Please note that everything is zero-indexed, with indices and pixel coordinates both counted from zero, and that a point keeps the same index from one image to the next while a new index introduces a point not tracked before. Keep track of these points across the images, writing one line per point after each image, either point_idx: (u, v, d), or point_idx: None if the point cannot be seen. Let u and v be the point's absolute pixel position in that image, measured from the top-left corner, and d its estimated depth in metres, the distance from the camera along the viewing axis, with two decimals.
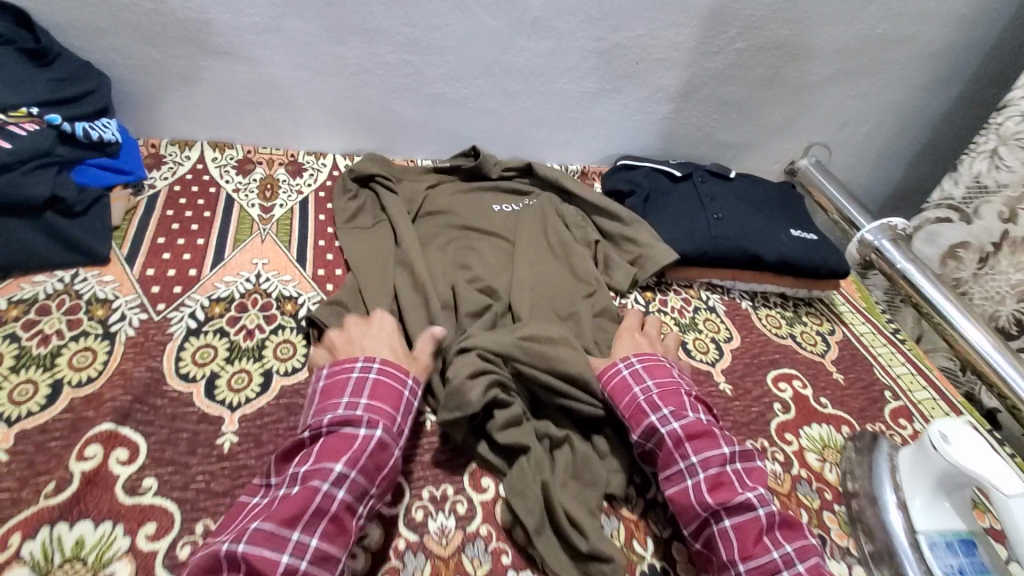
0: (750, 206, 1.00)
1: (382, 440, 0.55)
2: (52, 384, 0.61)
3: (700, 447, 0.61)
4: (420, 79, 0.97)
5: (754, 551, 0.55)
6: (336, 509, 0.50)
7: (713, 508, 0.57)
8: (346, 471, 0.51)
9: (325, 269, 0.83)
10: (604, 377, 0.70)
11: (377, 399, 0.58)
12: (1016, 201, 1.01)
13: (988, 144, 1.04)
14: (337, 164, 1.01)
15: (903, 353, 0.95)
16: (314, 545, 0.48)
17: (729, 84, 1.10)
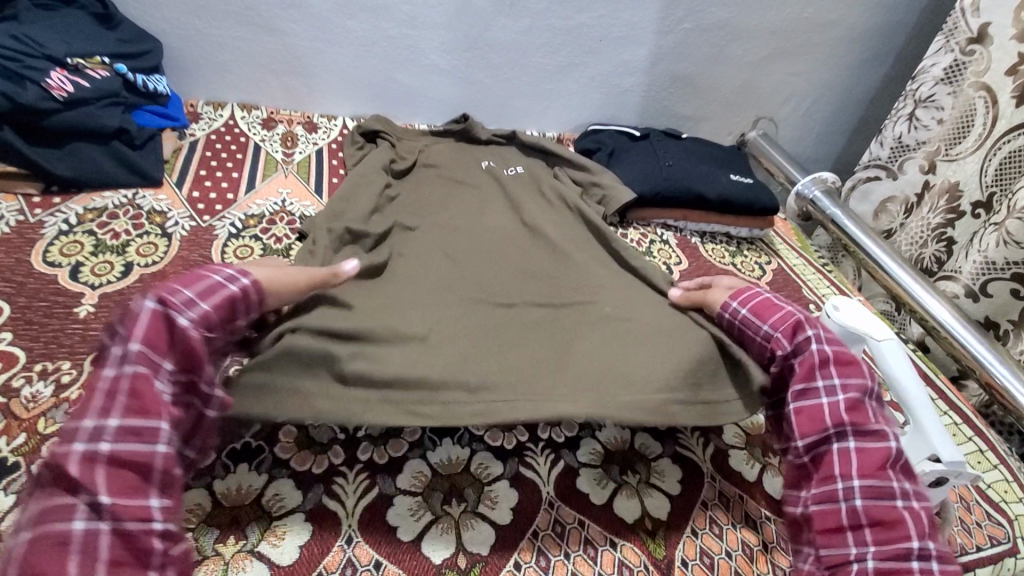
0: (697, 159, 1.18)
1: (168, 316, 0.54)
2: (124, 264, 0.76)
3: (846, 371, 0.64)
4: (418, 51, 1.15)
5: (875, 473, 0.59)
6: (145, 390, 0.52)
7: (844, 428, 0.61)
8: (129, 351, 0.52)
9: None
10: (741, 297, 0.75)
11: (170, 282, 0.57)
12: (932, 153, 1.19)
13: (907, 109, 1.23)
14: (346, 124, 1.18)
15: (828, 278, 1.11)
16: (117, 424, 0.50)
17: (682, 61, 1.29)
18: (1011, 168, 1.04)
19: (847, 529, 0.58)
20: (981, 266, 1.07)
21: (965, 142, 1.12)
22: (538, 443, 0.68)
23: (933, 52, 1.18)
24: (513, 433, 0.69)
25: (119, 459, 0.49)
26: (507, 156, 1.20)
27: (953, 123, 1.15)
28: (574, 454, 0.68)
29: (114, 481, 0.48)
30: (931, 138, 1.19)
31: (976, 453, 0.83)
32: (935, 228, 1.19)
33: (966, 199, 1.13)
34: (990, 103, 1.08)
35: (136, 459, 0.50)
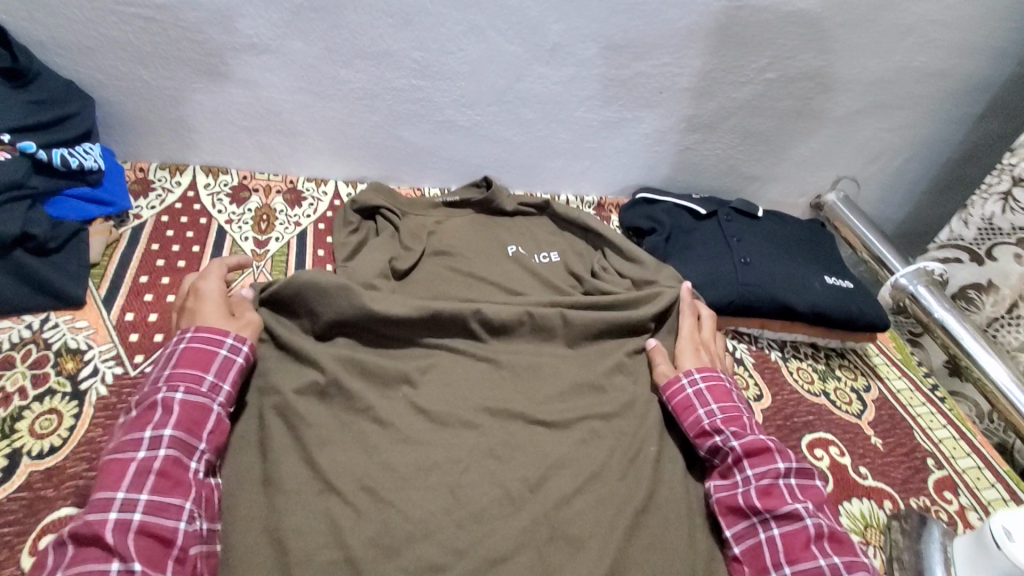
0: (778, 249, 0.93)
1: (196, 399, 0.56)
2: (8, 455, 0.54)
3: (753, 461, 0.64)
4: (430, 105, 0.90)
5: (801, 555, 0.57)
6: (179, 460, 0.53)
7: (762, 514, 0.61)
8: (160, 433, 0.53)
9: None
10: (666, 391, 0.74)
11: (185, 357, 0.59)
12: None
13: (1001, 184, 0.98)
14: (338, 193, 0.95)
15: (942, 414, 0.87)
16: (146, 498, 0.50)
17: (756, 115, 1.04)
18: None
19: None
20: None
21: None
22: None
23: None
24: None
25: (147, 530, 0.48)
26: (537, 236, 0.97)
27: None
28: None
29: (142, 551, 0.47)
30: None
31: None
32: None
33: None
34: None
35: (163, 533, 0.49)
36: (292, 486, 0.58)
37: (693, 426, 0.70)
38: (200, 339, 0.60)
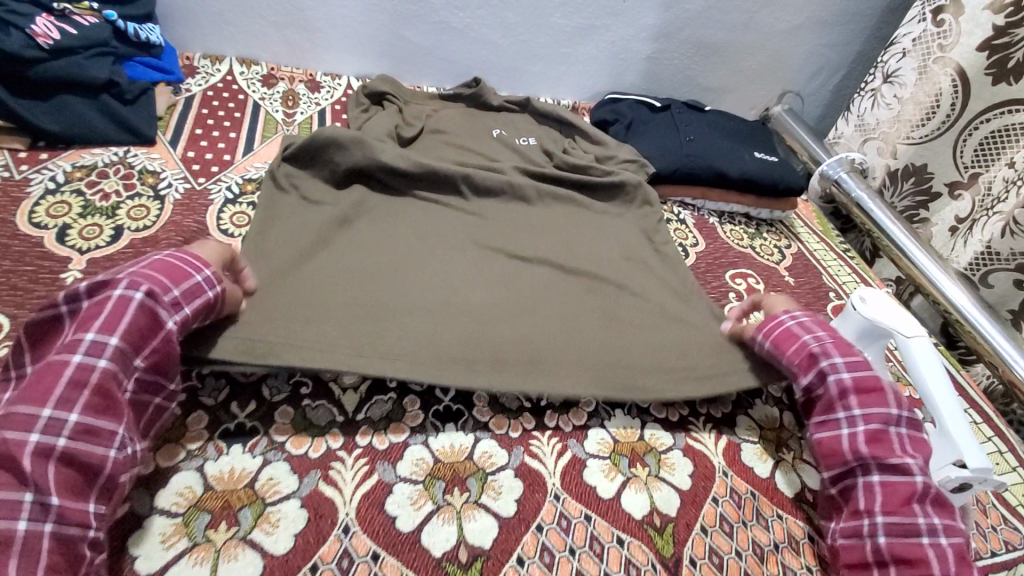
0: (718, 133, 1.12)
1: (152, 312, 0.52)
2: (114, 227, 0.72)
3: (865, 399, 0.64)
4: (427, 6, 1.08)
5: (899, 509, 0.57)
6: (114, 377, 0.49)
7: (864, 459, 0.61)
8: (101, 340, 0.48)
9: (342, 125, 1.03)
10: (764, 328, 0.73)
11: (149, 269, 0.54)
12: (891, 136, 1.19)
13: (875, 83, 1.21)
14: (351, 85, 1.13)
15: (849, 265, 1.07)
16: (75, 420, 0.46)
17: (707, 27, 1.21)
18: (990, 149, 1.03)
19: (873, 564, 0.57)
20: (981, 255, 1.04)
21: (931, 125, 1.11)
22: (544, 432, 0.66)
23: (908, 20, 1.13)
24: (520, 421, 0.66)
25: (68, 452, 0.45)
26: (519, 125, 1.15)
27: (914, 106, 1.13)
28: (582, 444, 0.66)
29: (62, 481, 0.44)
30: (892, 119, 1.18)
31: (995, 453, 0.80)
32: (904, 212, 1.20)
33: (942, 180, 1.12)
34: (959, 86, 1.05)
35: (89, 461, 0.45)
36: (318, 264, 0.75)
37: (797, 360, 0.69)
38: (174, 257, 0.56)
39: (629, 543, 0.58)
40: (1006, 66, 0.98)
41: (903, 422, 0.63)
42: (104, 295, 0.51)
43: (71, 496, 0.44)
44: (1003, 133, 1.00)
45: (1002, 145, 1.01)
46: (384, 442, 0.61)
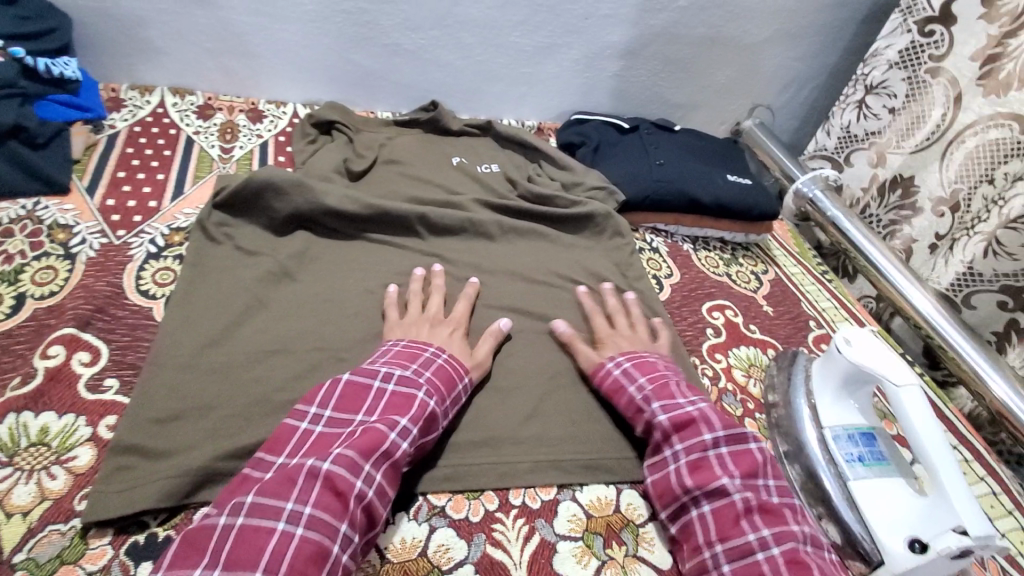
0: (690, 155, 1.07)
1: (431, 404, 0.59)
2: (14, 297, 0.64)
3: (734, 447, 0.61)
4: (376, 28, 1.01)
5: (730, 532, 0.55)
6: (392, 455, 0.54)
7: (692, 492, 0.58)
8: (409, 426, 0.56)
9: (286, 156, 0.96)
10: (597, 377, 0.71)
11: (407, 362, 0.62)
12: (882, 146, 1.15)
13: (857, 95, 1.18)
14: (297, 113, 1.05)
15: (828, 290, 1.03)
16: (309, 511, 0.48)
17: (673, 43, 1.17)
18: (979, 164, 0.99)
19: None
20: (962, 276, 1.01)
21: (920, 136, 1.08)
22: (509, 512, 0.59)
23: (888, 31, 1.09)
24: (481, 500, 0.60)
25: (327, 513, 0.48)
26: (480, 151, 1.08)
27: (906, 116, 1.10)
28: (551, 525, 0.59)
29: (319, 538, 0.47)
30: (883, 129, 1.15)
31: (989, 495, 0.76)
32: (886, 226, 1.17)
33: (927, 196, 1.09)
34: (952, 93, 1.02)
35: (314, 547, 0.46)
36: (253, 327, 0.67)
37: (630, 412, 0.67)
38: (450, 360, 0.65)
39: None
40: (997, 76, 0.95)
41: (732, 439, 0.62)
42: (404, 386, 0.59)
43: (269, 559, 0.45)
44: (992, 148, 0.97)
45: (992, 160, 0.97)
46: None
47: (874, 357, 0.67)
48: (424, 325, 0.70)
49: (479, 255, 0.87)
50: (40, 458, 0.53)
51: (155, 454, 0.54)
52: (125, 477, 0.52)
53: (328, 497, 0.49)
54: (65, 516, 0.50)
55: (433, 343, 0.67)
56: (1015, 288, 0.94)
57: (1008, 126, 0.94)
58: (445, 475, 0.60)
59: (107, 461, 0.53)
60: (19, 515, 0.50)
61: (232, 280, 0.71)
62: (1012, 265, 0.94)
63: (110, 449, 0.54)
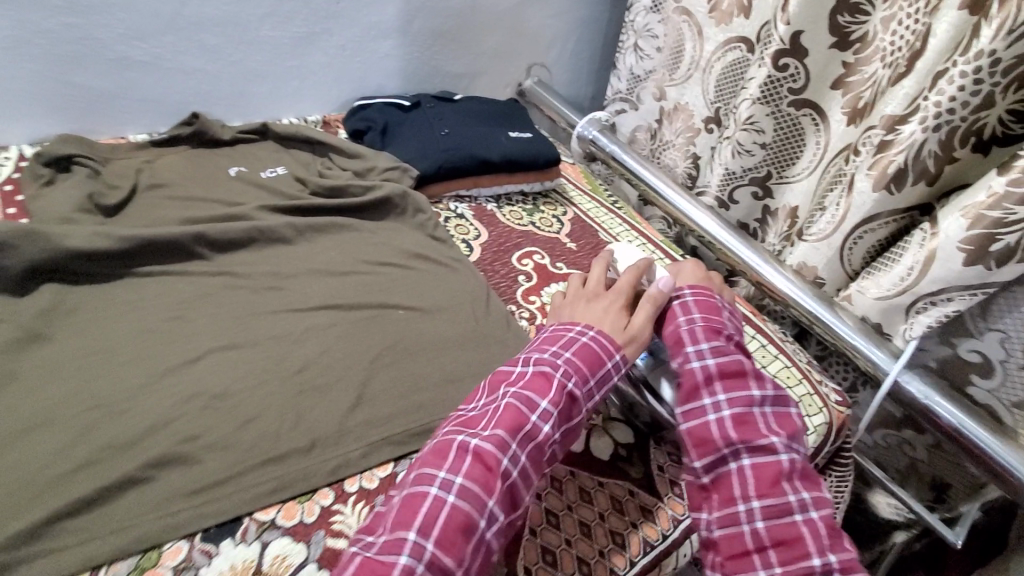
0: (474, 120, 1.12)
1: (587, 376, 0.63)
2: None
3: (730, 386, 0.65)
4: (95, 43, 0.89)
5: (770, 491, 0.59)
6: (538, 433, 0.58)
7: (736, 445, 0.62)
8: (548, 409, 0.59)
9: (17, 207, 0.82)
10: (655, 306, 0.73)
11: (549, 346, 0.65)
12: (660, 81, 1.30)
13: (630, 41, 1.33)
14: (23, 155, 0.90)
15: (619, 216, 1.15)
16: (461, 481, 0.53)
17: (435, 16, 1.19)
18: (727, 86, 1.16)
19: (753, 552, 0.58)
20: (725, 178, 1.14)
21: (683, 68, 1.23)
22: (348, 501, 0.60)
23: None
24: (314, 500, 0.59)
25: (464, 503, 0.51)
26: (262, 156, 1.02)
27: (669, 51, 1.25)
28: None
29: (450, 532, 0.50)
30: (656, 67, 1.30)
31: (760, 349, 0.92)
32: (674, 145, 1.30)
33: (699, 117, 1.23)
34: (695, 27, 1.18)
35: (461, 518, 0.51)
36: (8, 406, 0.58)
37: (673, 340, 0.70)
38: (599, 338, 0.66)
39: None
40: (722, 7, 1.12)
41: (766, 400, 0.65)
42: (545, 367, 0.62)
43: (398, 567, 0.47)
44: (732, 69, 1.14)
45: (734, 79, 1.14)
46: None
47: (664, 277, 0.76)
48: (581, 302, 0.72)
49: (276, 261, 0.83)
50: None
51: None
52: None
53: (478, 470, 0.53)
54: None
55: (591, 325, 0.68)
56: (760, 179, 1.11)
57: (739, 48, 1.12)
58: (270, 490, 0.58)
59: None
60: None
61: None
62: (753, 160, 1.09)
63: None
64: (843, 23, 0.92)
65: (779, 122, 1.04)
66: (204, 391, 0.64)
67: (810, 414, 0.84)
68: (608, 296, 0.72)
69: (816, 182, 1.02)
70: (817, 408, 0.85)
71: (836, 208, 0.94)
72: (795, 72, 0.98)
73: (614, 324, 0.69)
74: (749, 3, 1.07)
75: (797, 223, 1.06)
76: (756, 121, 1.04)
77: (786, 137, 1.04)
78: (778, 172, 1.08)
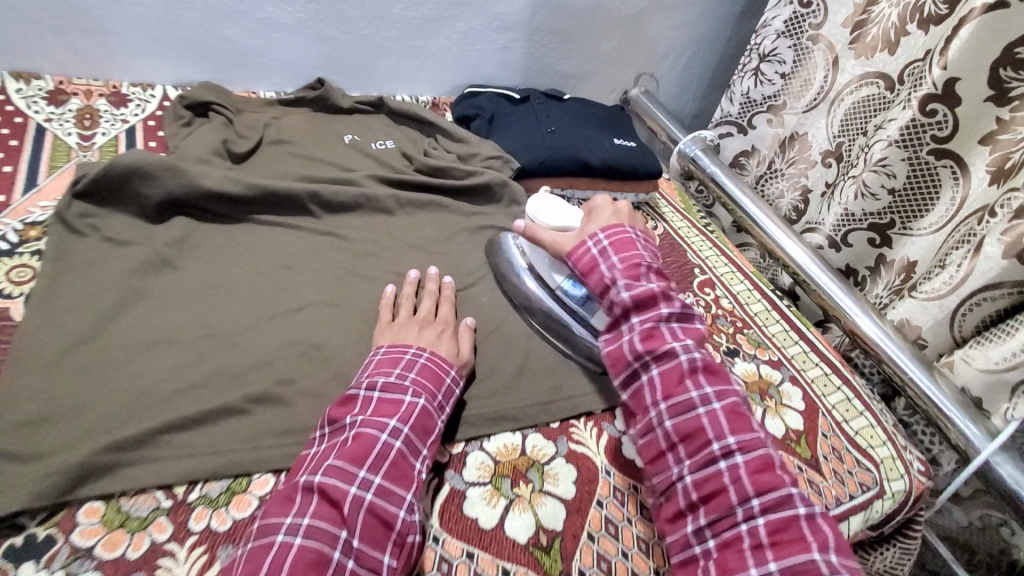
0: (580, 122, 1.12)
1: (417, 406, 0.59)
2: None
3: (670, 394, 0.64)
4: (247, 2, 0.95)
5: (709, 491, 0.59)
6: (414, 411, 0.59)
7: (643, 358, 0.66)
8: (400, 426, 0.57)
9: (157, 141, 0.89)
10: (574, 256, 0.74)
11: (389, 367, 0.62)
12: (779, 108, 1.25)
13: (752, 63, 1.27)
14: (167, 95, 0.97)
15: (710, 240, 1.12)
16: (307, 522, 0.49)
17: (557, 14, 1.20)
18: (855, 119, 1.11)
19: (667, 450, 0.63)
20: (841, 218, 1.11)
21: (809, 97, 1.18)
22: None
23: (773, 4, 1.20)
24: None
25: (332, 493, 0.51)
26: (374, 128, 1.07)
27: (795, 78, 1.20)
28: (460, 474, 0.62)
29: (326, 521, 0.50)
30: (778, 93, 1.25)
31: (844, 401, 0.88)
32: (789, 178, 1.26)
33: (818, 150, 1.19)
34: (831, 58, 1.13)
35: (313, 554, 0.48)
36: (133, 322, 0.63)
37: (599, 285, 0.72)
38: (433, 359, 0.64)
39: (514, 572, 0.56)
40: (864, 40, 1.07)
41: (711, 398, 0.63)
42: (387, 392, 0.59)
43: (269, 568, 0.46)
44: (863, 104, 1.09)
45: (865, 114, 1.08)
46: (225, 522, 0.52)
47: (549, 209, 0.79)
48: (413, 326, 0.68)
49: (377, 228, 0.87)
50: None
51: (23, 459, 0.50)
52: None
53: (324, 506, 0.51)
54: None
55: (428, 347, 0.66)
56: (881, 226, 1.05)
57: (875, 83, 1.06)
58: None
59: None
60: None
61: (102, 272, 0.66)
62: (877, 205, 1.05)
63: None
64: (1003, 77, 0.85)
65: (915, 171, 0.98)
66: (301, 340, 0.67)
67: (890, 478, 0.79)
68: (438, 325, 0.70)
69: (943, 239, 0.96)
70: (898, 474, 0.80)
71: (957, 268, 0.88)
72: (945, 121, 0.92)
73: (449, 349, 0.67)
74: (897, 38, 1.02)
75: (912, 279, 1.01)
76: (889, 164, 1.00)
77: (919, 188, 0.99)
78: (901, 222, 1.02)
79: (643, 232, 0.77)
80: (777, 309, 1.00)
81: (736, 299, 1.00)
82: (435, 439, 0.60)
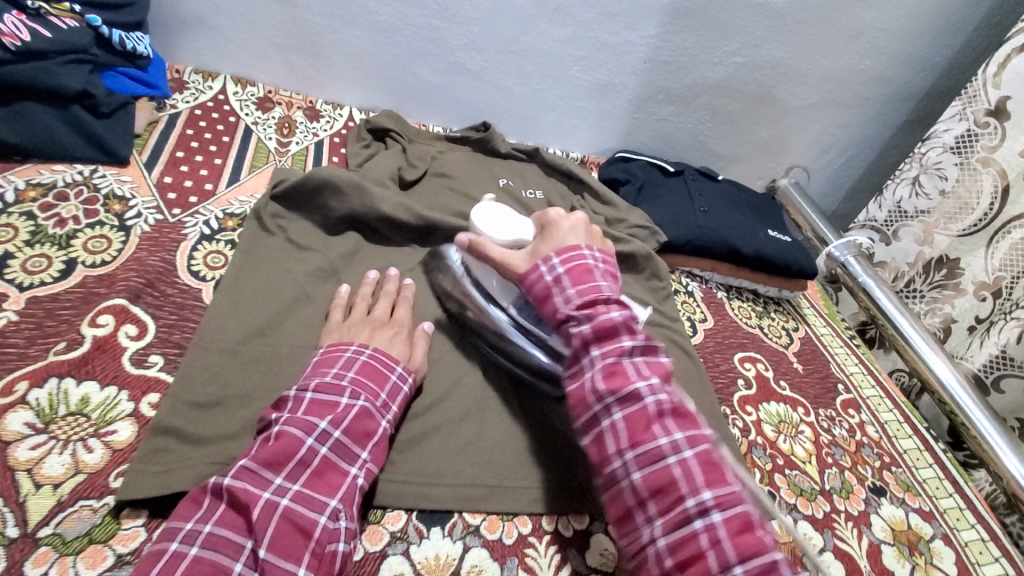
0: (733, 206, 1.09)
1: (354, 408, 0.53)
2: (65, 261, 0.63)
3: (600, 342, 0.55)
4: (443, 45, 1.03)
5: (642, 437, 0.50)
6: (351, 413, 0.53)
7: (604, 400, 0.52)
8: (330, 429, 0.51)
9: (339, 157, 0.96)
10: (527, 281, 0.62)
11: (323, 368, 0.57)
12: (931, 226, 1.14)
13: (911, 172, 1.17)
14: (353, 116, 1.05)
15: (857, 355, 1.02)
16: (209, 530, 0.44)
17: (723, 96, 1.20)
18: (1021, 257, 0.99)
19: (635, 508, 0.50)
20: (994, 360, 1.01)
21: (967, 223, 1.07)
22: (542, 539, 0.58)
23: (946, 116, 1.09)
24: (515, 523, 0.59)
25: (239, 496, 0.46)
26: (527, 175, 1.08)
27: (956, 199, 1.09)
28: (583, 556, 0.58)
29: (231, 529, 0.45)
30: (932, 209, 1.13)
31: None
32: (927, 302, 1.15)
33: (970, 279, 1.08)
34: (1000, 184, 1.02)
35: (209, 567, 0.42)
36: (297, 323, 0.66)
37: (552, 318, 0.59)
38: (375, 358, 0.59)
39: None
40: None
41: (641, 348, 0.56)
42: (317, 394, 0.53)
43: None
44: None
45: None
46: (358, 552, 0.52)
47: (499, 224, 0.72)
48: (365, 328, 0.64)
49: None
50: (77, 428, 0.51)
51: (192, 439, 0.52)
52: (162, 459, 0.50)
53: (231, 511, 0.45)
54: (97, 493, 0.48)
55: (371, 344, 0.61)
56: None
57: None
58: (486, 490, 0.59)
59: (143, 442, 0.51)
60: (49, 487, 0.47)
61: (281, 271, 0.70)
62: None
63: (148, 429, 0.52)
64: None
65: None
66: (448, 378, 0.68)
67: None
68: (393, 328, 0.65)
69: None
70: None
71: None
72: None
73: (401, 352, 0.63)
74: None
75: None
76: None
77: None
78: None
79: (601, 252, 0.63)
80: (930, 451, 0.89)
81: (884, 428, 0.90)
82: (377, 445, 0.54)
